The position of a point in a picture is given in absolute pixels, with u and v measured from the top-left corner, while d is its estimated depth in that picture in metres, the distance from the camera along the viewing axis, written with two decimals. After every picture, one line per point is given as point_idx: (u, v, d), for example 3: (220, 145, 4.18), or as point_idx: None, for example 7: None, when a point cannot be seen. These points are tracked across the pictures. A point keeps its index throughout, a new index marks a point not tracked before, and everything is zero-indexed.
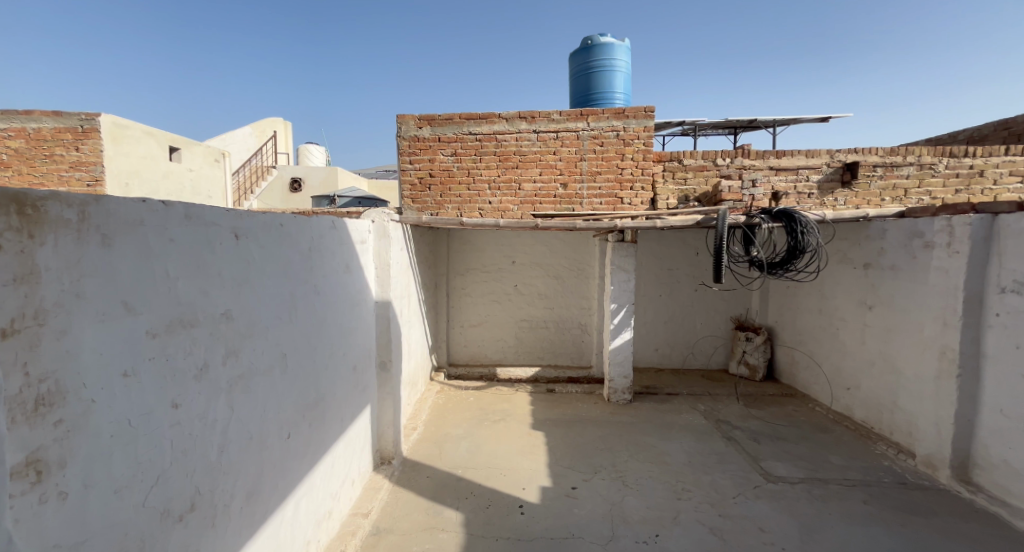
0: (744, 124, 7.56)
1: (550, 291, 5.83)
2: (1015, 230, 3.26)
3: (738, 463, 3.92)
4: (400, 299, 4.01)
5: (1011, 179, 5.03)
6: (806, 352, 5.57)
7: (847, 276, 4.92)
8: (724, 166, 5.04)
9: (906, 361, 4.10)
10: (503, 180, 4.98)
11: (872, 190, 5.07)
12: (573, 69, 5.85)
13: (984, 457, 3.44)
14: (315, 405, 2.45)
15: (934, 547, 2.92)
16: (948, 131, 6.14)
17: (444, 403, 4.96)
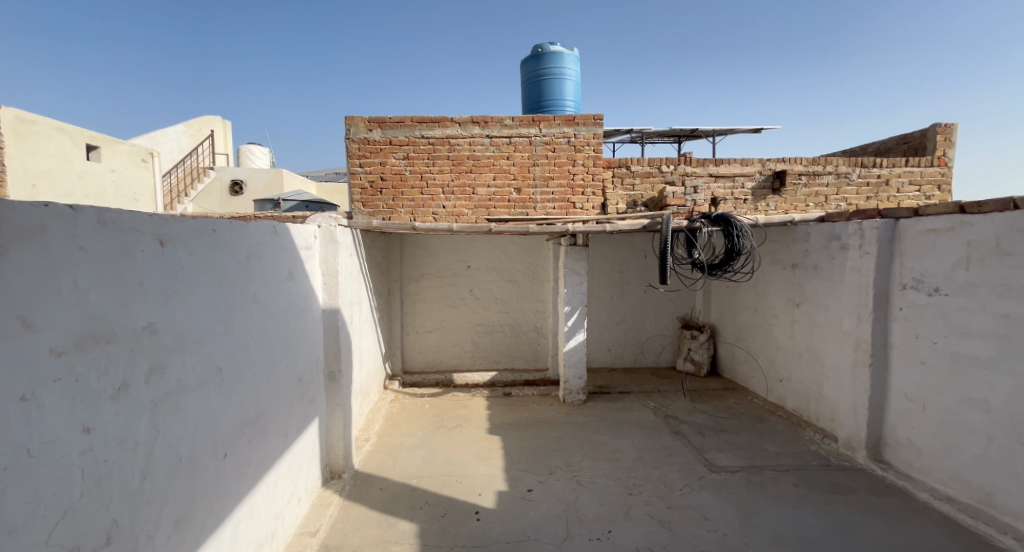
0: (686, 133, 8.03)
1: (506, 294, 5.92)
2: (913, 233, 3.69)
3: (685, 456, 4.16)
4: (350, 307, 3.96)
5: (911, 188, 5.68)
6: (744, 348, 5.98)
7: (778, 276, 5.34)
8: (668, 173, 5.37)
9: (829, 353, 4.52)
10: (456, 184, 5.02)
11: (798, 197, 5.55)
12: (524, 76, 6.00)
13: (893, 438, 3.85)
14: (255, 422, 2.40)
15: (853, 521, 3.24)
16: (860, 144, 6.82)
17: (399, 412, 4.92)
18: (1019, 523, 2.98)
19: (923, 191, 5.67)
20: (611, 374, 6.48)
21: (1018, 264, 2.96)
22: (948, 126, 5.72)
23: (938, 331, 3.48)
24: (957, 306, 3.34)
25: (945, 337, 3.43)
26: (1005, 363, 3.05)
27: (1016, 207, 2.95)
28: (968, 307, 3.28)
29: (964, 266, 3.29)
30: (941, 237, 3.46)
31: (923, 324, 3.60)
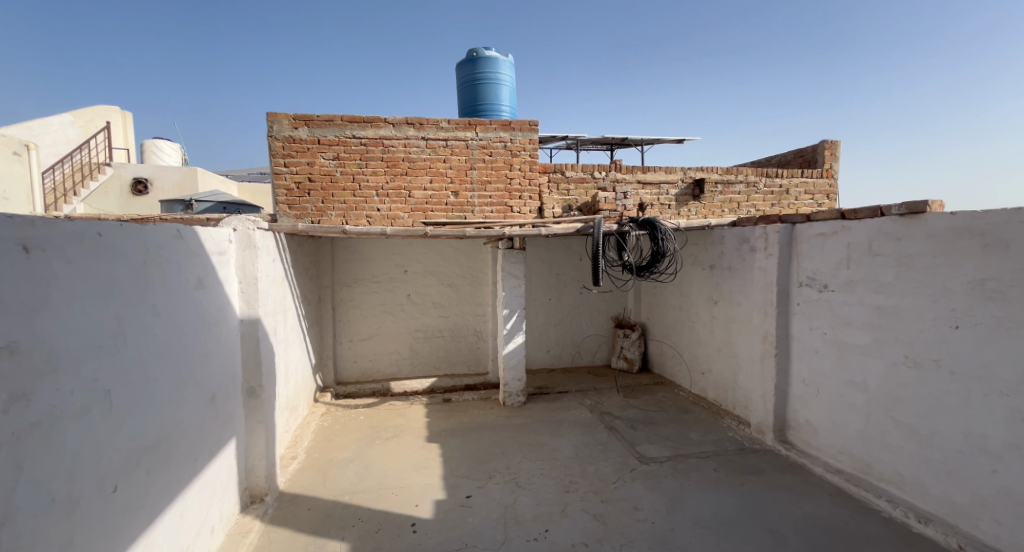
0: (618, 141, 8.51)
1: (444, 299, 5.94)
2: (806, 236, 4.20)
3: (618, 450, 4.43)
4: (272, 317, 3.80)
5: (807, 196, 6.41)
6: (671, 344, 6.43)
7: (699, 276, 5.81)
8: (600, 179, 5.68)
9: (742, 346, 4.99)
10: (391, 187, 4.99)
11: (715, 203, 6.07)
12: (459, 79, 6.07)
13: (795, 420, 4.35)
14: (154, 449, 2.24)
15: (761, 498, 3.62)
16: (766, 156, 7.58)
17: (330, 426, 4.79)
18: (890, 487, 3.48)
19: (816, 200, 6.42)
20: (550, 375, 6.70)
21: (885, 263, 3.48)
22: (834, 143, 6.53)
23: (827, 323, 3.99)
24: (841, 300, 3.85)
25: (833, 328, 3.93)
26: (877, 349, 3.55)
27: (883, 214, 3.47)
28: (849, 301, 3.78)
29: (845, 265, 3.80)
30: (827, 240, 3.97)
31: (816, 317, 4.10)
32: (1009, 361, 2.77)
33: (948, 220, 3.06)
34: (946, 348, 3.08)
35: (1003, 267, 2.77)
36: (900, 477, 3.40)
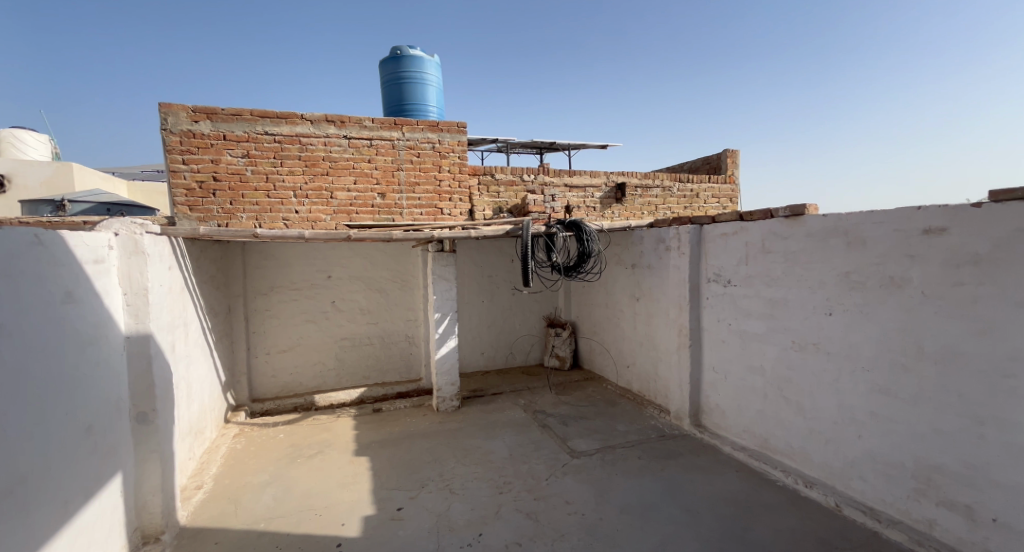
0: (546, 146, 8.77)
1: (372, 304, 5.77)
2: (712, 236, 4.59)
3: (550, 447, 4.56)
4: (167, 332, 3.48)
5: (714, 199, 7.01)
6: (599, 340, 6.73)
7: (621, 274, 6.14)
8: (529, 182, 5.84)
9: (661, 339, 5.35)
10: (311, 187, 4.78)
11: (636, 206, 6.46)
12: (383, 77, 5.94)
13: (708, 405, 4.74)
14: (7, 493, 1.98)
15: (679, 480, 3.91)
16: (679, 163, 8.19)
17: (244, 448, 4.47)
18: (785, 459, 3.90)
19: (722, 204, 7.04)
20: (482, 377, 6.74)
21: (776, 260, 3.90)
22: (735, 152, 7.22)
23: (731, 315, 4.39)
24: (742, 293, 4.26)
25: (736, 319, 4.34)
26: (771, 337, 3.97)
27: (773, 215, 3.88)
28: (748, 294, 4.19)
29: (744, 261, 4.21)
30: (729, 239, 4.38)
31: (723, 309, 4.49)
32: (870, 341, 3.21)
33: (822, 221, 3.50)
34: (825, 333, 3.52)
35: (863, 261, 3.21)
36: (792, 449, 3.83)
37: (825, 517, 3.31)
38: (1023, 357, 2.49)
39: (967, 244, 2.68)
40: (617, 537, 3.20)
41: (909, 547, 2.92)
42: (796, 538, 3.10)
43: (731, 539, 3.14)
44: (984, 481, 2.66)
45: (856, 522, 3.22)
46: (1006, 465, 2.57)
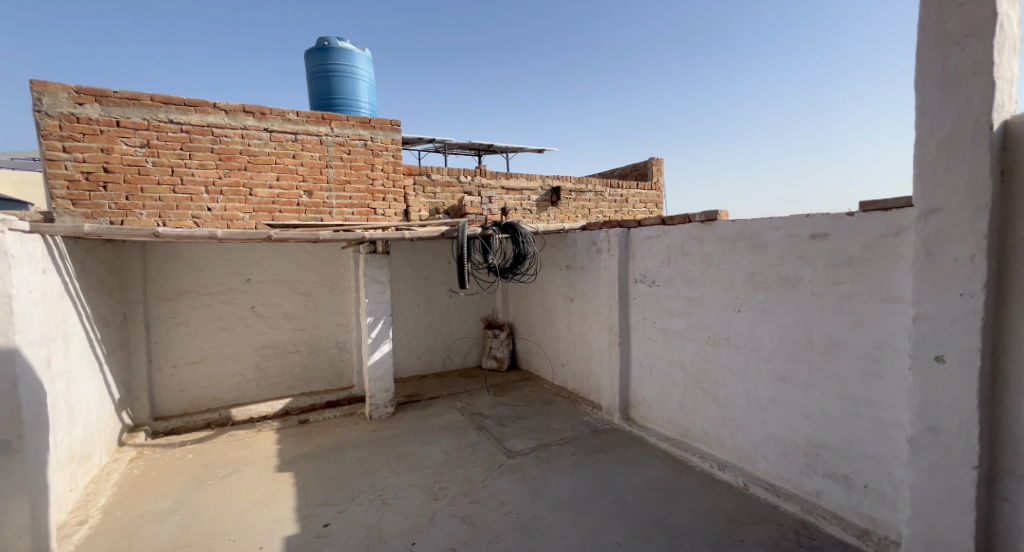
0: (484, 148, 8.86)
1: (298, 310, 5.51)
2: (638, 239, 4.89)
3: (487, 448, 4.63)
4: (35, 347, 3.10)
5: (642, 204, 7.44)
6: (536, 340, 6.91)
7: (556, 276, 6.35)
8: (465, 183, 5.89)
9: (593, 338, 5.60)
10: (226, 183, 4.50)
11: (570, 209, 6.71)
12: (309, 69, 5.72)
13: (635, 399, 5.03)
14: None
15: (608, 472, 4.12)
16: (610, 169, 8.60)
17: (145, 472, 4.07)
18: (702, 446, 4.24)
19: (648, 209, 7.50)
20: (418, 382, 6.66)
21: (693, 261, 4.23)
22: (660, 160, 7.72)
23: (655, 313, 4.70)
24: (664, 293, 4.57)
25: (659, 317, 4.65)
26: (690, 333, 4.30)
27: (690, 220, 4.22)
28: (669, 293, 4.51)
29: (666, 262, 4.53)
30: (653, 242, 4.69)
31: (648, 308, 4.79)
32: (771, 336, 3.59)
33: (731, 225, 3.85)
34: (735, 329, 3.87)
35: (765, 262, 3.58)
36: (708, 437, 4.17)
37: (735, 497, 3.64)
38: (885, 345, 2.91)
39: (843, 248, 3.09)
40: (550, 532, 3.32)
41: (802, 517, 3.30)
42: (710, 519, 3.37)
43: (654, 525, 3.35)
44: (858, 454, 3.07)
45: (760, 499, 3.58)
46: (875, 439, 2.99)
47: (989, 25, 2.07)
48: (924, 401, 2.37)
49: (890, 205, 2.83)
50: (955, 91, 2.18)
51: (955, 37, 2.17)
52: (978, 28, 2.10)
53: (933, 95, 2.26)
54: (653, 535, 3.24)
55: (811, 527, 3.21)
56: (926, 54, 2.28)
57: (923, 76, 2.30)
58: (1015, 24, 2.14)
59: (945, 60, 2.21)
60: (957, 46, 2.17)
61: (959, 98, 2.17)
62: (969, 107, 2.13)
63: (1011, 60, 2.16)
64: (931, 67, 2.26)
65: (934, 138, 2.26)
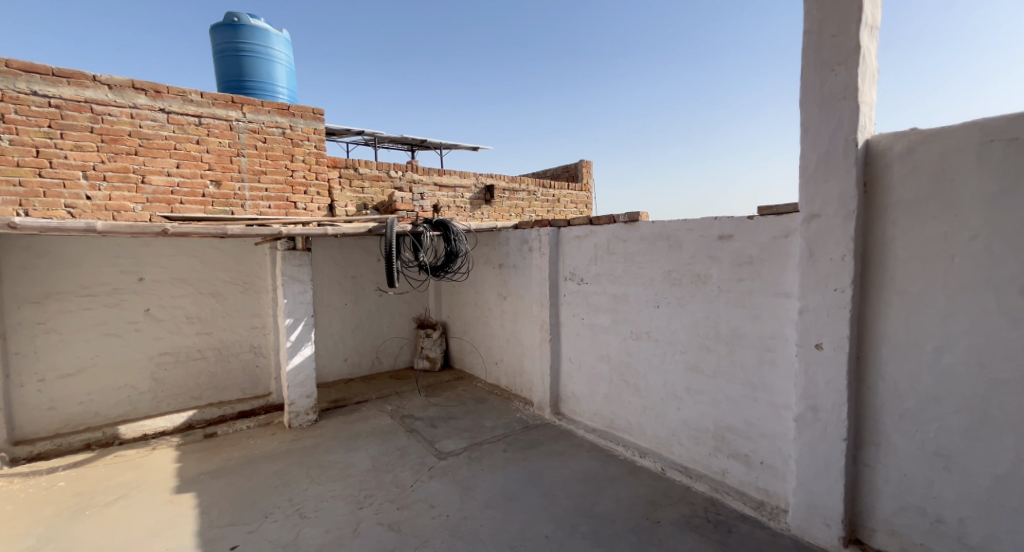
0: (417, 143, 8.68)
1: (204, 312, 5.07)
2: (567, 238, 5.03)
3: (418, 451, 4.56)
4: None
5: (573, 204, 7.68)
6: (469, 339, 6.90)
7: (488, 274, 6.37)
8: (396, 179, 5.75)
9: (525, 335, 5.70)
10: (112, 168, 4.03)
11: (504, 208, 6.76)
12: (216, 46, 5.27)
13: (565, 394, 5.19)
14: None
15: (537, 467, 4.21)
16: (543, 170, 8.78)
17: (6, 507, 3.53)
18: (625, 435, 4.47)
19: (579, 209, 7.76)
20: (345, 385, 6.40)
21: (617, 260, 4.43)
22: (589, 163, 8.01)
23: (583, 310, 4.87)
24: (591, 290, 4.75)
25: (587, 314, 4.83)
26: (614, 328, 4.51)
27: (615, 221, 4.41)
28: (596, 291, 4.70)
29: (593, 261, 4.70)
30: (582, 241, 4.85)
31: (576, 305, 4.95)
32: (685, 330, 3.85)
33: (651, 226, 4.08)
34: (655, 324, 4.10)
35: (680, 261, 3.84)
36: (631, 426, 4.40)
37: (654, 481, 3.87)
38: (779, 336, 3.23)
39: (745, 248, 3.38)
40: (478, 531, 3.34)
41: (711, 495, 3.59)
42: (631, 504, 3.56)
43: (580, 515, 3.48)
44: (757, 434, 3.39)
45: (675, 481, 3.84)
46: (770, 421, 3.31)
47: (856, 56, 2.37)
48: (807, 385, 2.66)
49: (782, 210, 3.14)
50: (830, 111, 2.47)
51: (830, 64, 2.46)
52: (847, 57, 2.40)
53: (813, 114, 2.54)
54: (579, 525, 3.36)
55: (718, 503, 3.50)
56: (808, 77, 2.56)
57: (806, 97, 2.57)
58: (876, 56, 2.47)
59: (822, 83, 2.50)
60: (832, 72, 2.46)
61: (833, 118, 2.46)
62: (841, 126, 2.43)
63: (873, 87, 2.49)
64: (812, 89, 2.54)
65: (814, 152, 2.54)
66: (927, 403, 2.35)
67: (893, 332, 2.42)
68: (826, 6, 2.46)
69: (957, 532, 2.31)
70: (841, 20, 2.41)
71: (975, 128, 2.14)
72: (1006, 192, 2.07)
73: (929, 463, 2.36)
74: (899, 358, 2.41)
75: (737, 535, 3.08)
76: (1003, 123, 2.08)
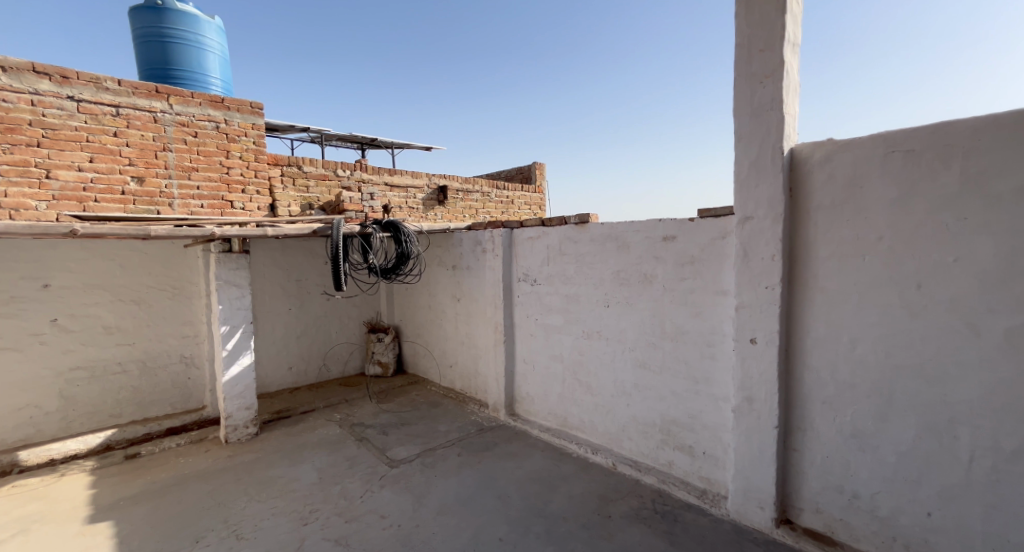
0: (368, 142, 8.45)
1: (125, 321, 4.68)
2: (520, 239, 5.05)
3: (368, 460, 4.42)
4: None
5: (526, 206, 7.74)
6: (423, 343, 6.78)
7: (441, 276, 6.28)
8: (343, 178, 5.56)
9: (480, 337, 5.67)
10: (9, 160, 3.63)
11: (458, 209, 6.70)
12: (137, 30, 4.89)
13: (520, 395, 5.20)
14: None
15: (490, 470, 4.18)
16: (497, 171, 8.79)
17: None
18: (578, 432, 4.53)
19: (533, 211, 7.84)
20: (290, 395, 6.11)
21: (569, 261, 4.49)
22: (542, 165, 8.11)
23: (536, 311, 4.90)
24: (543, 291, 4.79)
25: (540, 314, 4.86)
26: (567, 328, 4.57)
27: (566, 222, 4.47)
28: (548, 291, 4.74)
29: (545, 262, 4.74)
30: (535, 242, 4.87)
31: (530, 306, 4.97)
32: (632, 328, 3.95)
33: (601, 228, 4.16)
34: (605, 322, 4.18)
35: (628, 262, 3.94)
36: (583, 424, 4.47)
37: (605, 476, 3.94)
38: (718, 332, 3.37)
39: (686, 249, 3.52)
40: (429, 539, 3.27)
41: (658, 486, 3.70)
42: (583, 501, 3.61)
43: (533, 515, 3.48)
44: (699, 426, 3.53)
45: (625, 475, 3.93)
46: (711, 413, 3.46)
47: (780, 70, 2.52)
48: (743, 378, 2.80)
49: (720, 213, 3.29)
50: (759, 121, 2.61)
51: (758, 76, 2.61)
52: (774, 71, 2.55)
53: (745, 123, 2.68)
54: (532, 525, 3.37)
55: (664, 494, 3.61)
56: (739, 88, 2.69)
57: (738, 106, 2.71)
58: (798, 71, 2.63)
59: (752, 94, 2.64)
60: (760, 84, 2.61)
61: (762, 127, 2.61)
62: (769, 135, 2.58)
63: (796, 100, 2.65)
64: (743, 99, 2.68)
65: (746, 158, 2.68)
66: (845, 391, 2.52)
67: (816, 326, 2.59)
68: (753, 22, 2.60)
69: (870, 507, 2.50)
70: (767, 36, 2.55)
71: (882, 140, 2.32)
72: (908, 197, 2.27)
73: (847, 445, 2.54)
74: (821, 350, 2.58)
75: (682, 524, 3.19)
76: (903, 135, 2.27)
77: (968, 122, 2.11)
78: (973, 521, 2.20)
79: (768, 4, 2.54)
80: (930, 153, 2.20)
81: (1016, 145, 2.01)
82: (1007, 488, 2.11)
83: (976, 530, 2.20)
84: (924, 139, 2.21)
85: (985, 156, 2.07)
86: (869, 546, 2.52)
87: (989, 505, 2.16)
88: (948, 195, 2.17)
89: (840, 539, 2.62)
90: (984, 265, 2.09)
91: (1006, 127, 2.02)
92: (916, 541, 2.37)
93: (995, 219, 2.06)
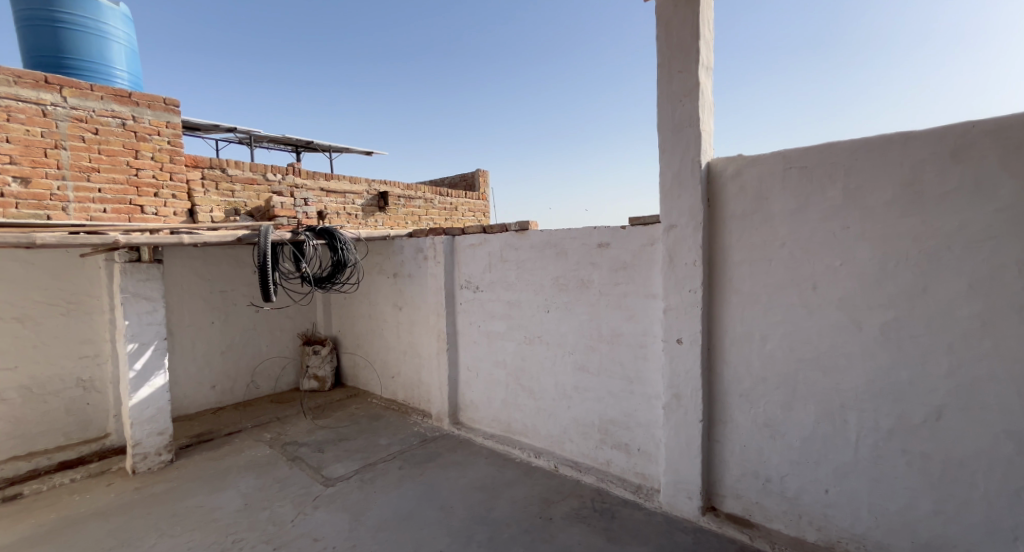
0: (304, 144, 8.08)
1: (7, 344, 4.13)
2: (462, 246, 5.00)
3: (299, 480, 4.17)
4: None
5: (469, 213, 7.72)
6: (363, 354, 6.53)
7: (382, 283, 6.08)
8: (274, 182, 5.29)
9: (423, 346, 5.54)
10: None
11: (400, 215, 6.55)
12: (24, 13, 4.38)
13: (463, 403, 5.13)
14: None
15: (430, 482, 4.07)
16: (441, 178, 8.69)
17: None
18: (522, 437, 4.54)
19: (477, 217, 7.83)
20: (213, 416, 5.66)
21: (510, 267, 4.51)
22: (485, 172, 8.11)
23: (478, 317, 4.87)
24: (485, 298, 4.78)
25: (483, 321, 4.83)
26: (509, 334, 4.57)
27: (507, 229, 4.48)
28: (490, 298, 4.72)
29: (487, 269, 4.73)
30: (477, 249, 4.84)
31: (473, 313, 4.93)
32: (572, 332, 4.02)
33: (541, 235, 4.21)
34: (546, 327, 4.23)
35: (567, 267, 4.01)
36: (527, 429, 4.48)
37: (547, 479, 3.97)
38: (650, 334, 3.51)
39: (619, 255, 3.64)
40: None
41: (597, 485, 3.77)
42: (525, 505, 3.61)
43: (474, 523, 3.43)
44: (634, 423, 3.65)
45: (567, 476, 3.98)
46: (645, 411, 3.58)
47: (697, 90, 2.68)
48: (671, 376, 2.92)
49: (649, 221, 3.44)
50: (679, 136, 2.76)
51: (678, 95, 2.76)
52: (692, 90, 2.71)
53: (667, 137, 2.81)
54: (472, 534, 3.31)
55: (603, 492, 3.69)
56: (661, 104, 2.83)
57: (660, 122, 2.85)
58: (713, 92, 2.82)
59: (673, 112, 2.78)
60: (680, 102, 2.76)
61: (681, 141, 2.76)
62: (688, 149, 2.73)
63: (712, 117, 2.83)
64: (666, 115, 2.82)
65: (669, 170, 2.81)
66: (759, 385, 2.70)
67: (732, 325, 2.76)
68: (672, 44, 2.74)
69: (780, 489, 2.69)
70: (684, 58, 2.71)
71: (780, 157, 2.53)
72: (805, 207, 2.47)
73: (762, 435, 2.71)
74: (738, 348, 2.75)
75: (619, 520, 3.27)
76: (799, 152, 2.48)
77: (848, 142, 2.34)
78: (861, 495, 2.42)
79: (685, 27, 2.69)
80: (821, 168, 2.41)
81: (886, 163, 2.26)
82: (887, 464, 2.34)
83: (866, 505, 2.42)
84: (815, 156, 2.43)
85: (862, 172, 2.31)
86: (782, 526, 2.70)
87: (873, 479, 2.39)
88: (834, 205, 2.39)
89: (757, 521, 2.79)
90: (866, 267, 2.32)
91: (878, 147, 2.27)
92: (820, 518, 2.57)
93: (871, 227, 2.30)
